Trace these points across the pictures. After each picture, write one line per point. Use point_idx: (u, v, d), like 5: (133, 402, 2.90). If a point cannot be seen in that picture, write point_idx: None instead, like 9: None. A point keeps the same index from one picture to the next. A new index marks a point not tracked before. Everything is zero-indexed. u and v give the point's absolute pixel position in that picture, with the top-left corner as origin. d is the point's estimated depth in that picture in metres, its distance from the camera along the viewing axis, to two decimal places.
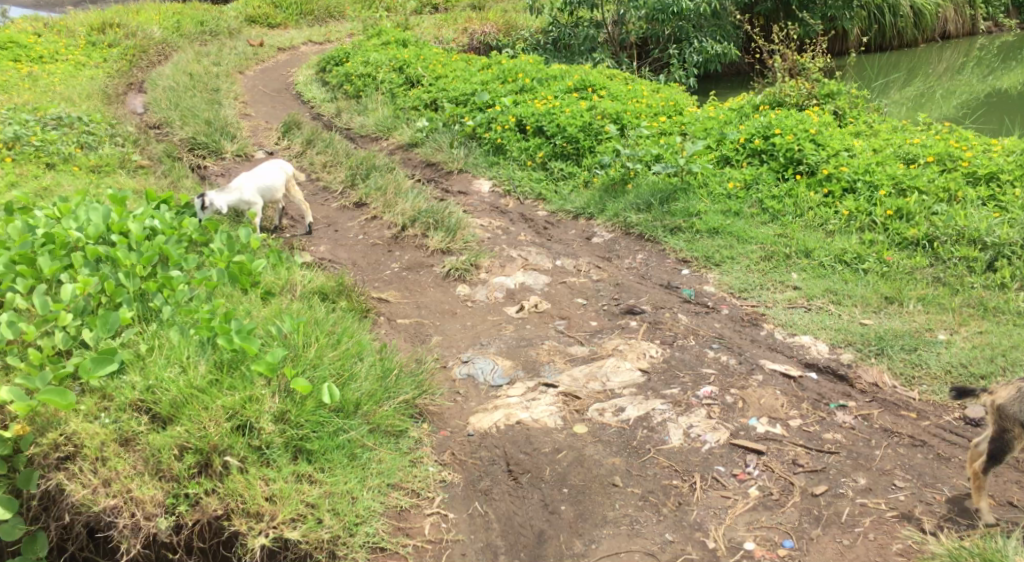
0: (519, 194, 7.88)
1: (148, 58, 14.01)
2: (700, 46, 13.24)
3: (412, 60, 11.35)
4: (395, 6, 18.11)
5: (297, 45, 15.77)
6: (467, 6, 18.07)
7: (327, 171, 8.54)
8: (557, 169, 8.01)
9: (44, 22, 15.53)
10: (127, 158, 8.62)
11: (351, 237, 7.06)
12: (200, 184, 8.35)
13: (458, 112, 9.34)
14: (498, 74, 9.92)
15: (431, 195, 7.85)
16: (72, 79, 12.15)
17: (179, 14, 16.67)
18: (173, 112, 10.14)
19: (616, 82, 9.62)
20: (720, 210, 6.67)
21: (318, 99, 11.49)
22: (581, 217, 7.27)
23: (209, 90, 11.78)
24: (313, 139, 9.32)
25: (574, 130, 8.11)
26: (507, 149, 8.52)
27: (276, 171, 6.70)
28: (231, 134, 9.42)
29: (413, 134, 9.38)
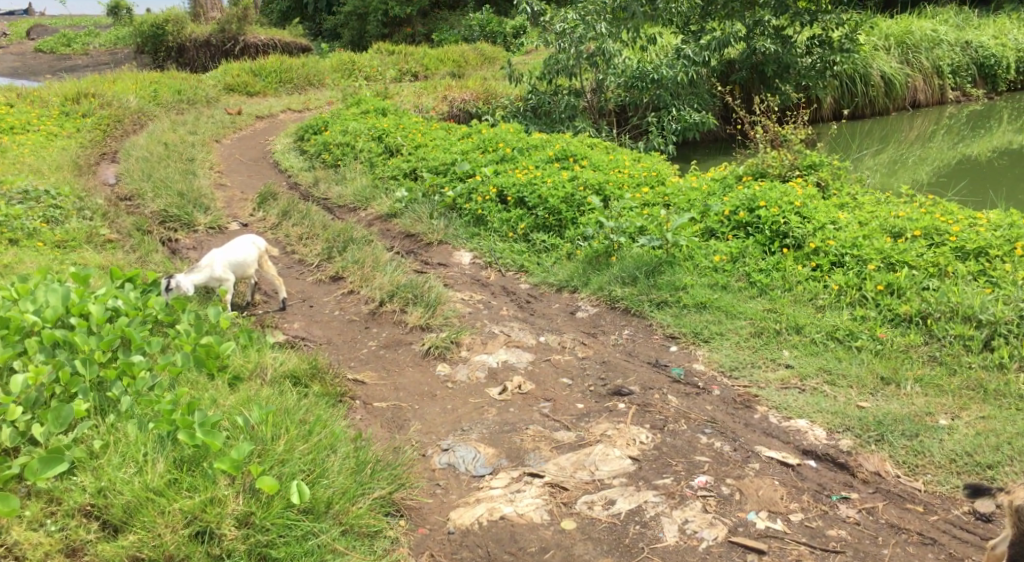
0: (501, 266, 7.68)
1: (123, 128, 13.91)
2: (678, 114, 13.23)
3: (391, 129, 11.26)
4: (374, 73, 18.18)
5: (276, 113, 15.71)
6: (446, 74, 18.16)
7: (301, 244, 8.31)
8: (539, 240, 7.81)
9: (19, 93, 15.43)
10: (96, 233, 8.43)
11: (327, 313, 6.80)
12: (170, 258, 8.11)
13: (438, 182, 9.21)
14: (478, 144, 9.84)
15: (410, 268, 7.64)
16: (44, 150, 11.98)
17: (157, 83, 16.62)
18: (146, 184, 9.95)
19: (597, 152, 9.55)
20: (707, 283, 6.50)
21: (296, 168, 11.34)
22: (564, 290, 7.09)
23: (185, 160, 11.62)
24: (289, 210, 9.13)
25: (556, 201, 7.98)
26: (488, 220, 8.34)
27: (248, 246, 6.46)
28: (205, 207, 9.23)
29: (391, 203, 9.21)
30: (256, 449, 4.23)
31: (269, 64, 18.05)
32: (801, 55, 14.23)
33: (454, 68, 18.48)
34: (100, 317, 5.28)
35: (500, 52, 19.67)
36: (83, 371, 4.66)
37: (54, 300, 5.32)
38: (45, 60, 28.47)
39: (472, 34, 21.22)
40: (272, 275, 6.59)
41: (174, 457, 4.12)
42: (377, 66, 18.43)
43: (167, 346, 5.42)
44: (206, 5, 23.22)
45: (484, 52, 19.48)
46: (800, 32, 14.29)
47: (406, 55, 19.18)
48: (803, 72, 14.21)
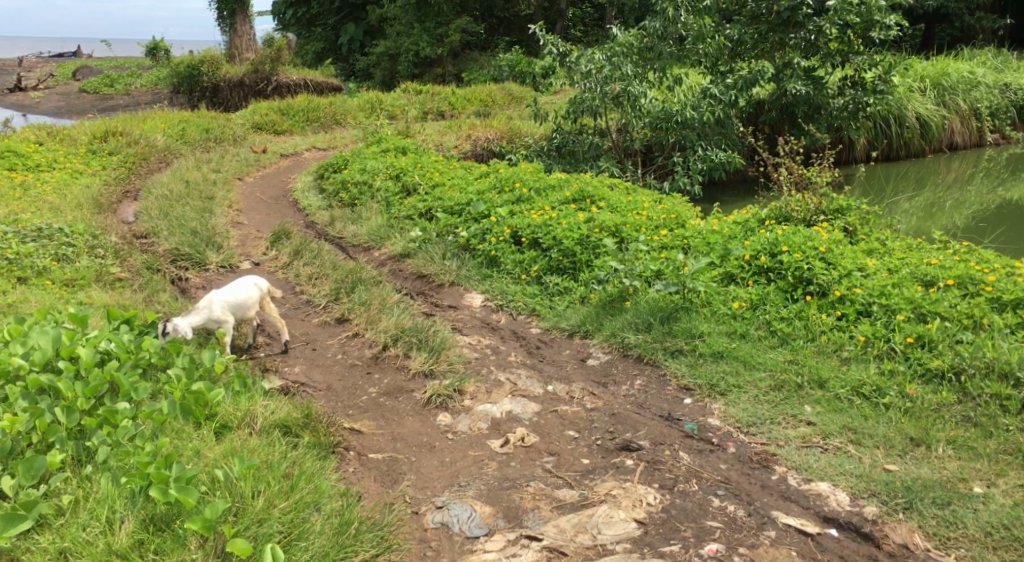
0: (512, 309, 7.43)
1: (148, 166, 13.91)
2: (703, 154, 13.03)
3: (409, 168, 11.12)
4: (401, 111, 18.16)
5: (301, 151, 15.70)
6: (473, 113, 18.09)
7: (310, 284, 8.10)
8: (552, 283, 7.56)
9: (49, 129, 15.50)
10: (105, 270, 8.23)
11: (329, 356, 6.56)
12: (178, 297, 7.94)
13: (452, 222, 9.01)
14: (495, 184, 9.63)
15: (418, 311, 7.42)
16: (66, 187, 11.94)
17: (185, 122, 16.71)
18: (162, 222, 9.84)
19: (617, 193, 9.30)
20: (724, 331, 6.19)
21: (313, 206, 11.23)
22: (576, 335, 6.81)
23: (204, 198, 11.54)
24: (301, 250, 8.97)
25: (570, 243, 7.73)
26: (501, 262, 8.10)
27: (247, 288, 6.24)
28: (218, 245, 9.08)
29: (405, 243, 9.01)
30: (232, 507, 4.01)
31: (297, 103, 18.12)
32: (831, 96, 13.94)
33: (481, 107, 18.42)
34: (89, 361, 5.08)
35: (527, 92, 19.62)
36: (63, 420, 4.46)
37: (44, 342, 5.15)
38: (86, 100, 28.97)
39: (502, 74, 21.20)
40: (274, 316, 6.35)
41: (145, 514, 3.90)
42: (404, 104, 18.42)
43: (157, 392, 5.21)
44: (240, 45, 23.51)
45: (512, 92, 19.44)
46: (831, 72, 14.05)
47: (434, 95, 19.18)
48: (835, 113, 13.87)
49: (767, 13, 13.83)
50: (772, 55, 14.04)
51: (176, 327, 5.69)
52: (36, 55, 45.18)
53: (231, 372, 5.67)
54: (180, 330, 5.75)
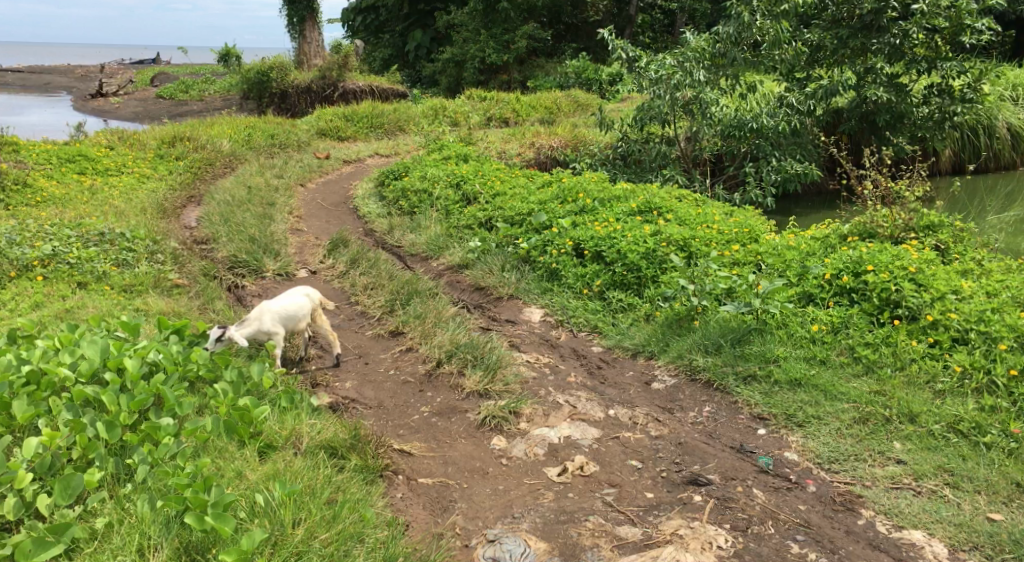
0: (572, 325, 7.12)
1: (213, 171, 13.96)
2: (778, 165, 12.50)
3: (470, 176, 10.88)
4: (465, 118, 17.98)
5: (364, 158, 15.64)
6: (537, 120, 17.82)
7: (367, 295, 7.89)
8: (615, 299, 7.23)
9: (119, 133, 15.69)
10: (163, 276, 8.12)
11: (381, 372, 6.32)
12: (233, 305, 7.81)
13: (512, 233, 8.73)
14: (558, 193, 9.31)
15: (476, 326, 7.16)
16: (132, 191, 11.99)
17: (251, 127, 16.80)
18: (222, 228, 9.76)
19: (685, 204, 8.90)
20: (803, 355, 5.80)
21: (372, 213, 11.07)
22: (640, 355, 6.48)
23: (265, 204, 11.48)
24: (358, 258, 8.79)
25: (636, 257, 7.38)
26: (562, 275, 7.79)
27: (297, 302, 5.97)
28: (275, 252, 8.94)
29: (463, 254, 8.76)
30: (270, 537, 3.78)
31: (361, 109, 18.09)
32: (916, 105, 13.26)
33: (545, 115, 18.13)
34: (136, 372, 4.84)
35: (593, 99, 19.27)
36: (104, 436, 4.23)
37: (92, 352, 4.94)
38: (163, 106, 29.59)
39: (568, 81, 20.89)
40: (324, 328, 6.14)
41: (179, 543, 3.69)
42: (468, 111, 18.24)
43: (204, 407, 4.97)
44: (309, 52, 23.67)
45: (577, 99, 19.11)
46: (915, 79, 13.35)
47: (499, 102, 18.96)
48: (917, 123, 13.28)
49: (848, 17, 13.36)
50: (852, 62, 13.39)
51: (230, 333, 5.49)
52: (116, 62, 46.48)
53: (279, 387, 5.46)
54: (234, 337, 5.54)
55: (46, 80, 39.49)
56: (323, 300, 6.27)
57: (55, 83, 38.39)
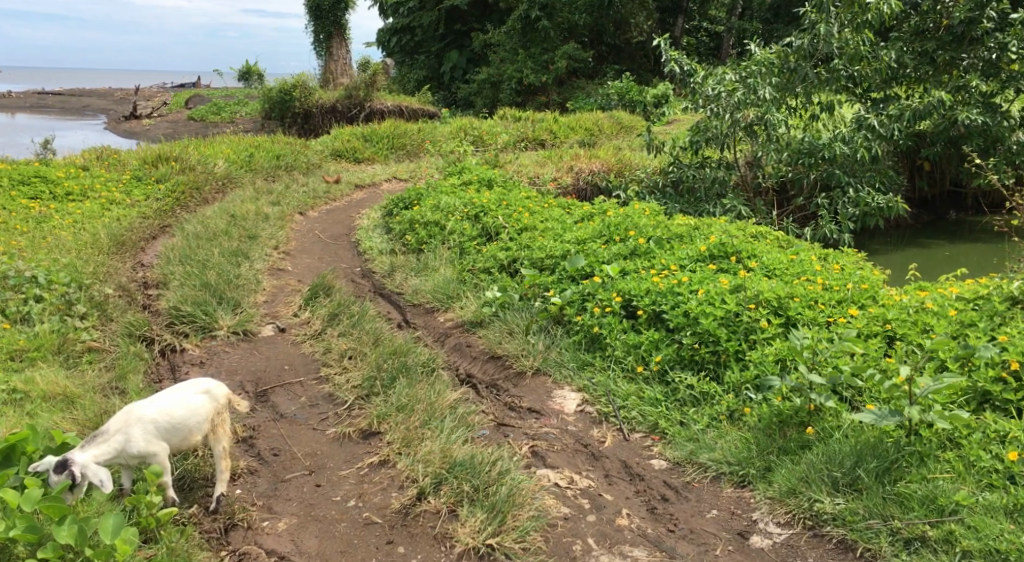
0: (622, 421, 5.02)
1: (199, 197, 12.11)
2: (856, 196, 10.22)
3: (492, 206, 8.73)
4: (495, 138, 15.86)
5: (379, 181, 13.68)
6: (576, 143, 15.75)
7: (343, 369, 5.80)
8: (682, 384, 5.07)
9: (102, 151, 13.98)
10: (72, 336, 6.31)
11: (336, 502, 4.22)
12: (157, 383, 5.82)
13: (542, 281, 6.61)
14: (601, 229, 7.13)
15: (485, 422, 5.06)
16: (93, 221, 10.18)
17: (255, 148, 14.90)
18: (177, 268, 7.82)
19: (768, 245, 6.72)
20: (1002, 505, 3.71)
21: (374, 250, 9.00)
22: (725, 480, 4.36)
23: (245, 236, 9.48)
24: (339, 312, 6.75)
25: (712, 322, 5.22)
26: (606, 343, 5.68)
27: (183, 398, 4.00)
28: (233, 302, 6.93)
29: (477, 307, 6.74)
30: None
31: (381, 129, 16.11)
32: (1012, 129, 10.54)
33: (586, 137, 16.00)
34: None
35: (639, 122, 17.17)
36: None
37: None
38: (193, 127, 28.11)
39: (609, 103, 18.74)
40: (224, 450, 4.15)
41: None
42: (499, 131, 16.13)
43: None
44: (336, 70, 21.66)
45: (620, 122, 16.97)
46: (1011, 100, 10.54)
47: (533, 122, 16.89)
48: (1013, 151, 10.60)
49: (935, 28, 10.95)
50: (937, 80, 10.85)
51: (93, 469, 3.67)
52: (162, 85, 45.39)
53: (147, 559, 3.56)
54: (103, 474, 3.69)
55: (86, 102, 38.46)
56: (236, 396, 4.34)
57: (95, 105, 37.22)
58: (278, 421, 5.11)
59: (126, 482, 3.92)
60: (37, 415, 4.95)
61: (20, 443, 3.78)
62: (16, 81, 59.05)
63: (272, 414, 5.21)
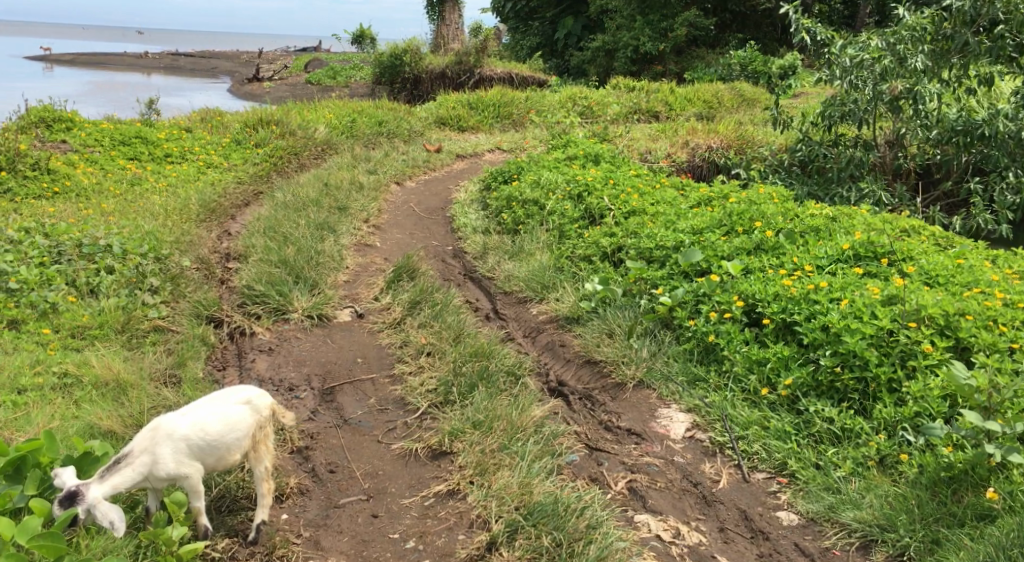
0: (741, 455, 4.17)
1: (297, 163, 11.72)
2: (1016, 181, 8.83)
3: (598, 183, 7.85)
4: (608, 109, 14.86)
5: (482, 152, 13.00)
6: (694, 115, 14.64)
7: (419, 368, 5.17)
8: (819, 416, 4.17)
9: (206, 113, 13.78)
10: (139, 315, 5.79)
11: (393, 542, 3.62)
12: (220, 373, 5.32)
13: (650, 277, 5.75)
14: (723, 217, 6.18)
15: (575, 445, 4.31)
16: (186, 186, 9.86)
17: (358, 113, 14.43)
18: (259, 241, 7.33)
19: (922, 243, 5.69)
20: None
21: (468, 228, 8.30)
22: (875, 549, 3.61)
23: (335, 207, 8.94)
24: (421, 300, 6.09)
25: (860, 341, 4.28)
26: (724, 356, 4.81)
27: (218, 411, 3.41)
28: (310, 282, 6.39)
29: (575, 301, 6.00)
30: None
31: (488, 96, 15.37)
32: None
33: (705, 110, 14.84)
34: None
35: (763, 95, 15.86)
36: None
37: None
38: (307, 91, 28.06)
39: (731, 74, 17.41)
40: (266, 471, 3.55)
41: None
42: (611, 101, 15.11)
43: None
44: (447, 35, 20.87)
45: (743, 94, 15.69)
46: None
47: (648, 93, 15.83)
48: None
49: None
50: None
51: (99, 511, 3.24)
52: (282, 49, 45.86)
53: None
54: (110, 521, 3.22)
55: (212, 64, 39.27)
56: (283, 407, 3.73)
57: (222, 67, 37.89)
58: (341, 427, 4.51)
59: (152, 507, 3.37)
60: (81, 408, 4.47)
61: (32, 454, 3.39)
62: (151, 42, 61.32)
63: (335, 419, 4.62)
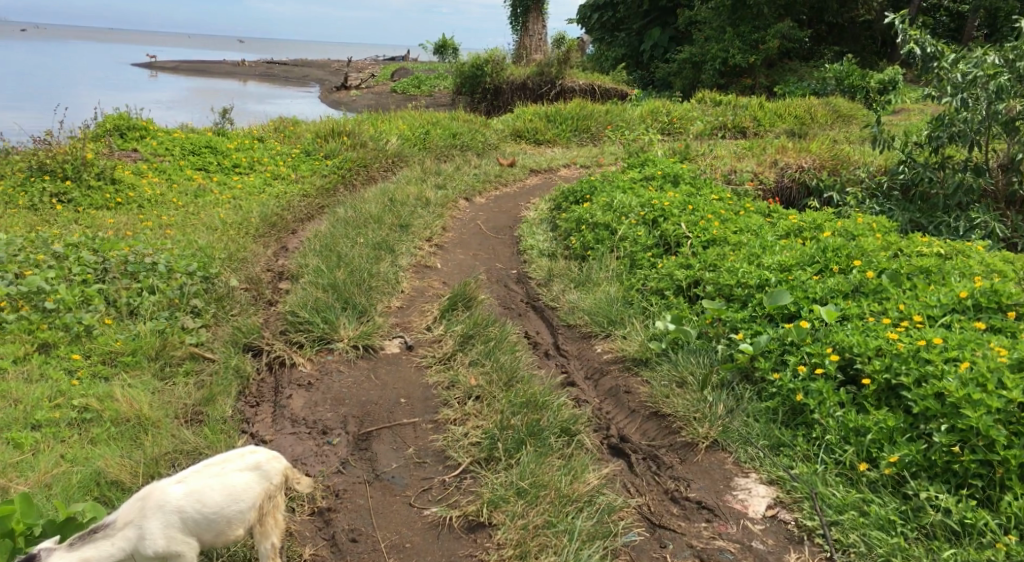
0: (834, 547, 3.67)
1: (365, 176, 11.39)
2: None
3: (675, 208, 7.20)
4: (692, 125, 14.12)
5: (557, 167, 12.45)
6: (784, 133, 13.77)
7: (465, 416, 4.66)
8: (935, 504, 3.66)
9: (281, 122, 13.62)
10: (176, 340, 5.44)
11: None
12: (252, 410, 4.93)
13: (729, 319, 5.10)
14: (816, 251, 5.48)
15: (634, 521, 3.89)
16: (250, 198, 9.61)
17: (432, 124, 14.06)
18: (312, 260, 6.95)
19: None
20: None
21: (534, 251, 7.78)
22: None
23: (397, 224, 8.51)
24: (474, 334, 5.57)
25: (985, 419, 3.68)
26: (813, 420, 4.16)
27: (217, 480, 3.32)
28: (358, 310, 5.84)
29: (643, 341, 5.40)
30: None
31: (567, 109, 14.81)
32: None
33: (796, 127, 13.98)
34: None
35: (860, 112, 14.86)
36: None
37: None
38: (391, 100, 28.00)
39: (825, 89, 16.42)
40: (272, 547, 3.42)
41: None
42: (696, 115, 14.38)
43: None
44: (530, 46, 20.35)
45: (838, 110, 14.75)
46: None
47: (736, 107, 14.99)
48: None
49: None
50: None
51: None
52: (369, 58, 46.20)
53: None
54: None
55: (302, 72, 39.82)
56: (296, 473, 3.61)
57: (311, 75, 38.35)
58: (371, 483, 4.14)
59: None
60: (94, 450, 4.14)
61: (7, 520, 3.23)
62: (247, 51, 62.88)
63: (366, 474, 4.21)
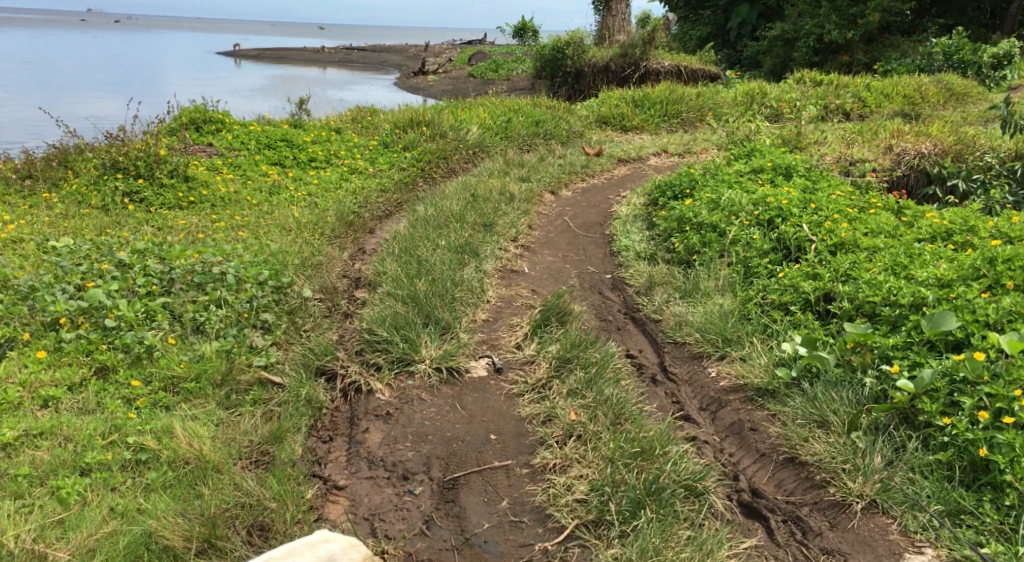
0: None
1: (445, 168, 10.82)
2: None
3: (794, 206, 6.35)
4: (791, 108, 13.08)
5: (646, 156, 11.65)
6: (893, 114, 12.65)
7: (564, 462, 4.05)
8: None
9: (358, 112, 13.15)
10: (242, 364, 4.90)
11: None
12: (324, 449, 4.38)
13: (879, 347, 4.30)
14: (980, 263, 4.62)
15: None
16: (327, 195, 9.11)
17: (514, 112, 13.38)
18: (390, 266, 6.36)
19: None
20: None
21: (630, 253, 7.05)
22: None
23: (480, 223, 7.85)
24: (571, 357, 4.85)
25: None
26: (1007, 480, 3.59)
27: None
28: (442, 325, 5.17)
29: (768, 366, 4.67)
30: None
31: (655, 92, 13.94)
32: None
33: (907, 108, 12.80)
34: None
35: (977, 89, 13.58)
36: None
37: None
38: (469, 85, 27.43)
39: (932, 65, 15.07)
40: None
41: None
42: (795, 97, 13.32)
43: None
44: (613, 26, 19.37)
45: (952, 88, 13.51)
46: None
47: (838, 87, 13.88)
48: None
49: None
50: None
51: None
52: (446, 42, 45.70)
53: None
54: None
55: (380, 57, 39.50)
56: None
57: (389, 61, 38.02)
58: (459, 550, 3.72)
59: None
60: (147, 507, 3.69)
61: None
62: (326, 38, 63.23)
63: (453, 536, 3.78)
